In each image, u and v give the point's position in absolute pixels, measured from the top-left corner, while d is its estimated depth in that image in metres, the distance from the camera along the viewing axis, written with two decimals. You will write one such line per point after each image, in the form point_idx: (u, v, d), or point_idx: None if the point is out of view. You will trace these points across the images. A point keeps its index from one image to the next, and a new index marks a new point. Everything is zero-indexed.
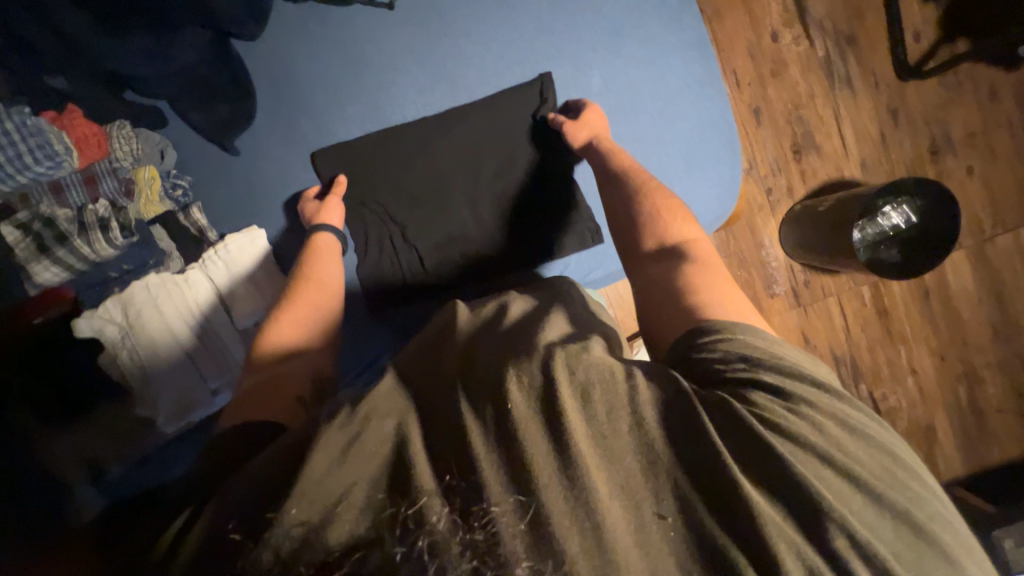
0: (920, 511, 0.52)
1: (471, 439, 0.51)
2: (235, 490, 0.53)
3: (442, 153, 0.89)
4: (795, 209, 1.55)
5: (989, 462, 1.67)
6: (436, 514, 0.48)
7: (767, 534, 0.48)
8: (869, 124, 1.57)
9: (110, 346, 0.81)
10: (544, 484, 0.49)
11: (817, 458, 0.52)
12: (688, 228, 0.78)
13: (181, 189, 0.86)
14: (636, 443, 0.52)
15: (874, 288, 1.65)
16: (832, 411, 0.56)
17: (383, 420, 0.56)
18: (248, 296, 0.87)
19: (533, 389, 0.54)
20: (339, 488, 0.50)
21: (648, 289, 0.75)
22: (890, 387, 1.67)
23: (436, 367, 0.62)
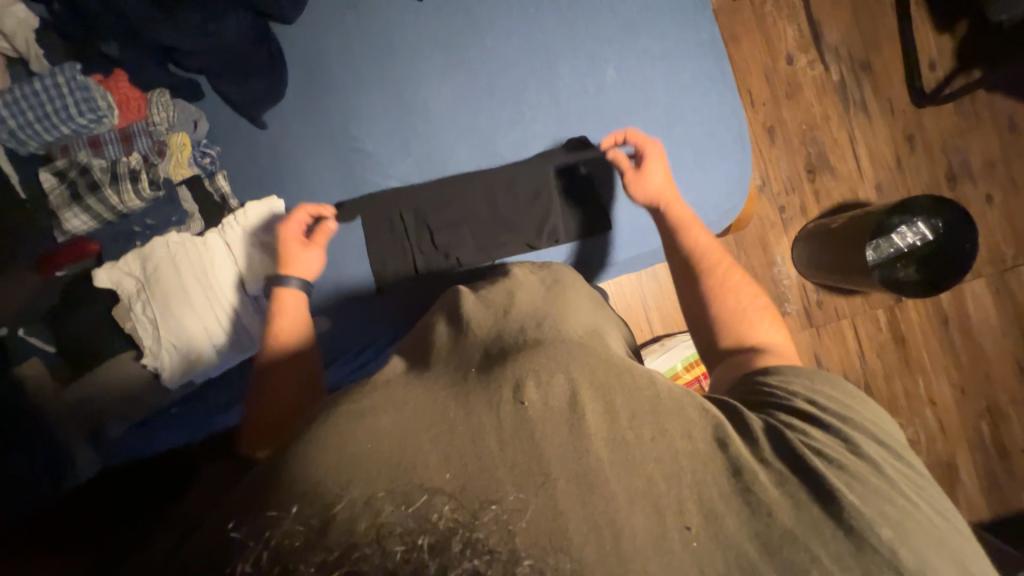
0: (962, 555, 0.50)
1: (485, 432, 0.50)
2: (233, 500, 0.49)
3: (461, 174, 0.89)
4: (809, 227, 1.55)
5: (1014, 506, 1.58)
6: (440, 508, 0.44)
7: (793, 541, 0.47)
8: (885, 149, 1.58)
9: (127, 297, 0.81)
10: (559, 487, 0.48)
11: (867, 494, 0.51)
12: (766, 322, 0.74)
13: (209, 159, 0.89)
14: (658, 453, 0.51)
15: (891, 313, 1.61)
16: (884, 456, 0.56)
17: (391, 413, 0.53)
18: (262, 264, 0.86)
19: (554, 392, 0.53)
20: (342, 477, 0.47)
21: (729, 347, 0.74)
22: (908, 419, 1.60)
23: (457, 364, 0.61)
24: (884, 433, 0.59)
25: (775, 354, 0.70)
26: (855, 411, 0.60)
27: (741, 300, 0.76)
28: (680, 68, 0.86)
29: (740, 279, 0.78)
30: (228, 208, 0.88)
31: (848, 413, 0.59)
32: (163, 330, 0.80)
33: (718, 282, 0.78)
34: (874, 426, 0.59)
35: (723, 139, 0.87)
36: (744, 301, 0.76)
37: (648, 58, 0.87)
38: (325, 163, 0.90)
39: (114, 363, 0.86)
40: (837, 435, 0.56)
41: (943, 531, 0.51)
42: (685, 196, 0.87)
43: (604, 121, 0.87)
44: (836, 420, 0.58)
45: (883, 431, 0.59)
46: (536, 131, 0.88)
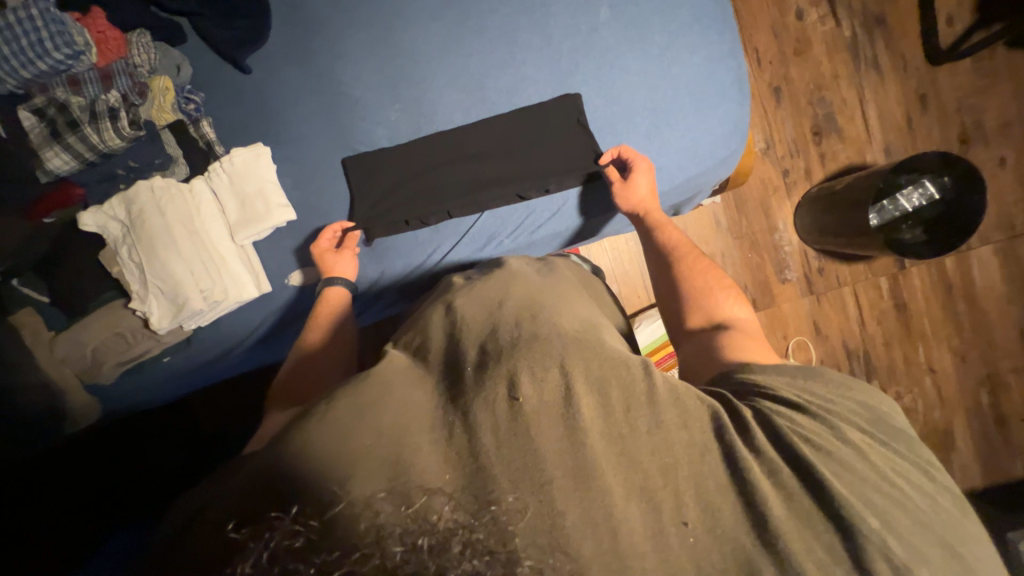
0: (956, 543, 0.49)
1: (480, 432, 0.50)
2: (232, 495, 0.48)
3: (446, 140, 0.86)
4: (813, 192, 1.52)
5: (1009, 473, 1.58)
6: (439, 510, 0.44)
7: (784, 537, 0.48)
8: (895, 109, 1.52)
9: (114, 242, 0.80)
10: (556, 482, 0.48)
11: (857, 482, 0.51)
12: (732, 300, 0.74)
13: (194, 105, 0.86)
14: (654, 445, 0.52)
15: (893, 280, 1.58)
16: (887, 451, 0.55)
17: (386, 406, 0.53)
18: (249, 211, 0.86)
19: (547, 385, 0.53)
20: (341, 476, 0.47)
21: (697, 327, 0.74)
22: (906, 386, 1.59)
23: (448, 354, 0.61)
24: (891, 421, 0.57)
25: (733, 326, 0.72)
26: (850, 404, 0.58)
27: (710, 282, 0.78)
28: (678, 4, 0.83)
29: (706, 265, 0.80)
30: (214, 155, 0.87)
31: (845, 408, 0.57)
32: (150, 276, 0.80)
33: (685, 266, 0.79)
34: (875, 423, 0.57)
35: (722, 81, 0.83)
36: (709, 283, 0.78)
37: None
38: (311, 113, 0.88)
39: (107, 310, 0.86)
40: (835, 427, 0.54)
41: (937, 521, 0.50)
42: (680, 143, 0.84)
43: (596, 63, 0.83)
44: (824, 411, 0.56)
45: (890, 419, 0.58)
46: (527, 74, 0.84)
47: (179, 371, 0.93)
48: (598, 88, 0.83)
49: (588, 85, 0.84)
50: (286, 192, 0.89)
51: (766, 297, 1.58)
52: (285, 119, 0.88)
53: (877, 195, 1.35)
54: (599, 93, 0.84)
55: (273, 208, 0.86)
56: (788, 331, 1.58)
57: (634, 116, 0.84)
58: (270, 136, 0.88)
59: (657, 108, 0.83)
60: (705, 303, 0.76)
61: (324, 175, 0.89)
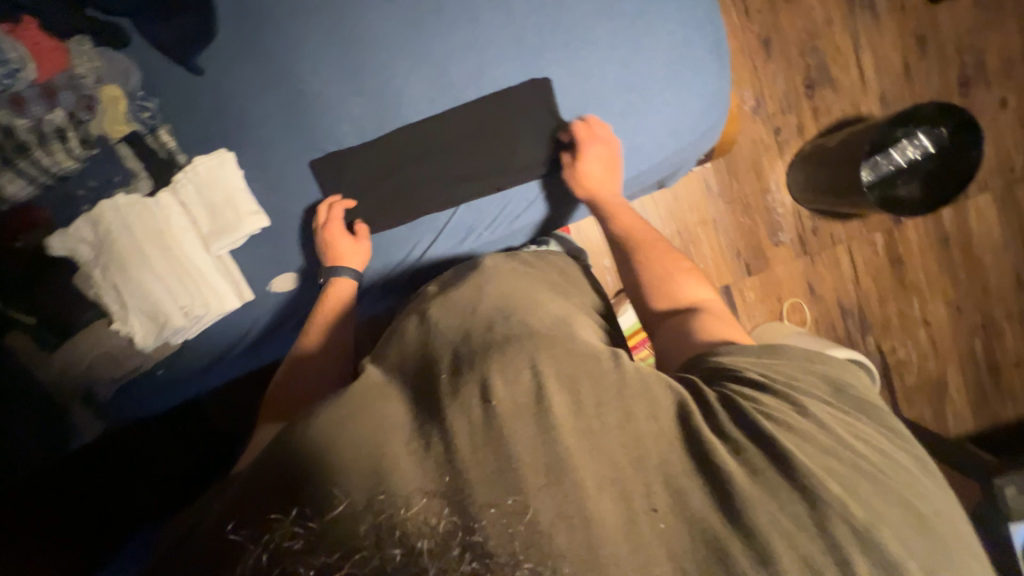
0: (916, 502, 0.51)
1: (456, 440, 0.49)
2: (225, 506, 0.50)
3: (411, 134, 0.83)
4: (806, 147, 1.46)
5: (1001, 417, 1.60)
6: (425, 515, 0.46)
7: (752, 515, 0.47)
8: (892, 54, 1.45)
9: (85, 264, 0.78)
10: (529, 480, 0.47)
11: (816, 453, 0.51)
12: (692, 283, 0.75)
13: (149, 112, 0.83)
14: (624, 438, 0.51)
15: (888, 235, 1.56)
16: (855, 421, 0.56)
17: (364, 414, 0.53)
18: (221, 221, 0.84)
19: (519, 385, 0.53)
20: (325, 485, 0.48)
21: (664, 313, 0.73)
22: (900, 339, 1.59)
23: (421, 353, 0.61)
24: (854, 389, 0.59)
25: (698, 308, 0.72)
26: (814, 378, 0.59)
27: (669, 266, 0.78)
28: None
29: (664, 249, 0.79)
30: (176, 164, 0.83)
31: (808, 383, 0.58)
32: (127, 296, 0.80)
33: (646, 256, 0.78)
34: (841, 393, 0.58)
35: (698, 49, 0.79)
36: (668, 268, 0.77)
37: None
38: (270, 114, 0.84)
39: (91, 333, 0.85)
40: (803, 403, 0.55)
41: (898, 487, 0.51)
42: (656, 120, 0.80)
43: (564, 38, 0.78)
44: (787, 388, 0.57)
45: (853, 387, 0.59)
46: (492, 56, 0.80)
47: (174, 381, 0.94)
48: (568, 65, 0.79)
49: (558, 63, 0.79)
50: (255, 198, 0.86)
51: (760, 261, 1.56)
52: (244, 121, 0.84)
53: (872, 148, 1.28)
54: (569, 71, 0.79)
55: (243, 217, 0.84)
56: (782, 293, 1.57)
57: (608, 94, 0.79)
58: (231, 141, 0.85)
59: (631, 83, 0.79)
60: (671, 288, 0.75)
61: (292, 178, 0.86)
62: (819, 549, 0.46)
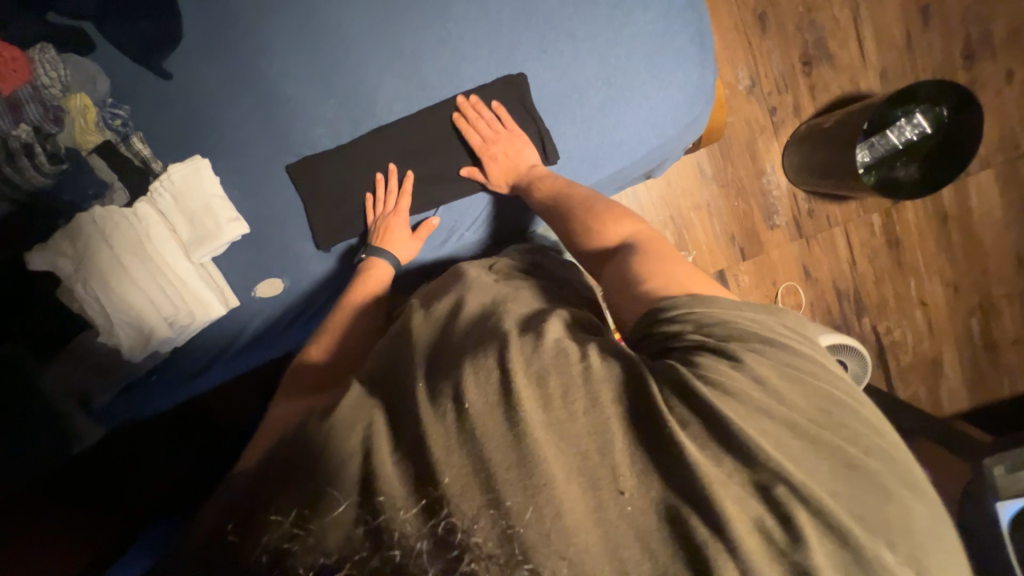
0: (880, 478, 0.48)
1: (433, 443, 0.47)
2: (214, 522, 0.49)
3: (384, 135, 0.81)
4: (801, 129, 1.42)
5: (997, 396, 1.60)
6: (412, 521, 0.44)
7: (715, 499, 0.44)
8: (893, 27, 1.39)
9: (66, 278, 0.78)
10: (501, 476, 0.45)
11: (767, 428, 0.49)
12: (622, 225, 0.71)
13: (121, 120, 0.81)
14: (592, 427, 0.48)
15: (886, 215, 1.53)
16: (818, 391, 0.52)
17: (345, 416, 0.51)
18: (200, 230, 0.83)
19: (489, 383, 0.49)
20: (309, 494, 0.47)
21: (605, 269, 0.69)
22: (896, 321, 1.58)
23: (391, 350, 0.60)
24: (803, 351, 0.55)
25: (644, 253, 0.67)
26: (767, 342, 0.54)
27: (604, 214, 0.73)
28: None
29: (604, 203, 0.75)
30: (152, 173, 0.82)
31: (763, 349, 0.54)
32: (111, 309, 0.79)
33: (588, 212, 0.74)
34: (799, 359, 0.54)
35: (679, 40, 0.76)
36: (602, 216, 0.73)
37: None
38: (242, 119, 0.83)
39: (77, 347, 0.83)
40: (778, 382, 0.51)
41: (876, 466, 0.49)
42: (636, 115, 0.78)
43: (540, 31, 0.76)
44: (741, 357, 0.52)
45: (801, 348, 0.55)
46: (466, 51, 0.78)
47: (159, 377, 0.90)
48: (545, 59, 0.76)
49: (534, 57, 0.77)
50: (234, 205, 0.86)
51: (755, 245, 1.54)
52: (216, 125, 0.83)
53: (869, 130, 1.27)
54: (545, 65, 0.77)
55: (223, 226, 0.83)
56: (777, 277, 1.55)
57: (586, 88, 0.77)
58: (205, 146, 0.83)
59: (610, 77, 0.76)
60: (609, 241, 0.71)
61: (268, 183, 0.85)
62: (781, 534, 0.45)
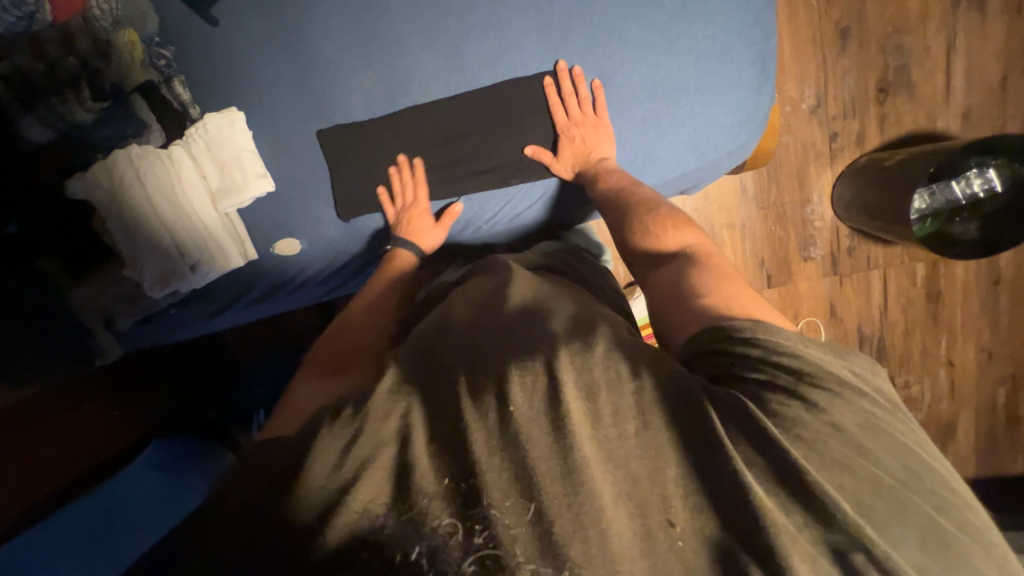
0: (971, 558, 0.44)
1: (473, 440, 0.47)
2: (246, 494, 0.48)
3: (418, 115, 0.80)
4: (861, 161, 1.33)
5: (1005, 471, 1.54)
6: (452, 516, 0.45)
7: (778, 550, 0.43)
8: (988, 65, 1.26)
9: (100, 210, 0.82)
10: (545, 486, 0.45)
11: (845, 483, 0.46)
12: (682, 232, 0.68)
13: (164, 60, 0.82)
14: (641, 449, 0.47)
15: (932, 267, 1.44)
16: (898, 448, 0.48)
17: (393, 400, 0.52)
18: (228, 180, 0.85)
19: (534, 389, 0.50)
20: (351, 471, 0.47)
21: (660, 277, 0.66)
22: (917, 377, 1.51)
23: (428, 339, 0.60)
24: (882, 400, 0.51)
25: (701, 265, 0.64)
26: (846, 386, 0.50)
27: (661, 220, 0.70)
28: None
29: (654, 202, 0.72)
30: (189, 119, 0.84)
31: (845, 395, 0.49)
32: (139, 244, 0.84)
33: (649, 218, 0.71)
34: (878, 408, 0.50)
35: (738, 60, 0.71)
36: (658, 221, 0.70)
37: None
38: (280, 77, 0.82)
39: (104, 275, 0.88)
40: (855, 432, 0.47)
41: (950, 523, 0.46)
42: (679, 134, 0.74)
43: (592, 30, 0.72)
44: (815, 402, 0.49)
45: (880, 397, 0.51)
46: (513, 40, 0.74)
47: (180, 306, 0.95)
48: (591, 61, 0.73)
49: (583, 57, 0.73)
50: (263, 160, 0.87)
51: (784, 275, 1.47)
52: (256, 80, 0.83)
53: (933, 176, 1.17)
54: (592, 68, 0.73)
55: (249, 180, 0.85)
56: (800, 311, 1.49)
57: (630, 98, 0.73)
58: (243, 99, 0.84)
59: (657, 90, 0.72)
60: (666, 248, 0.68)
61: (298, 145, 0.86)
62: None
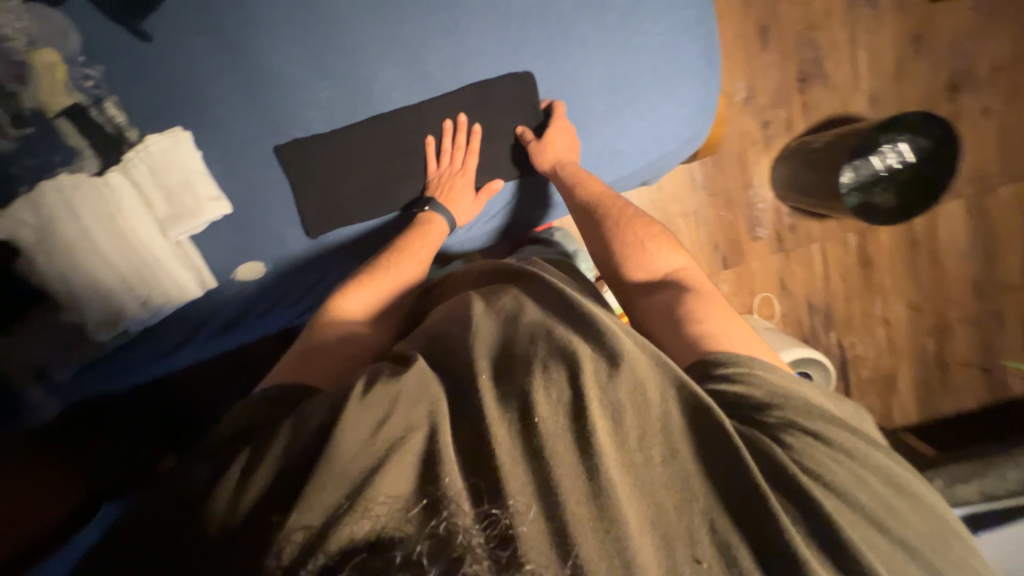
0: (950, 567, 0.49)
1: (497, 449, 0.51)
2: (270, 473, 0.52)
3: (382, 124, 0.79)
4: (790, 146, 1.47)
5: (940, 412, 1.71)
6: (468, 509, 0.48)
7: (779, 544, 0.48)
8: (887, 52, 1.41)
9: (26, 248, 0.73)
10: (572, 511, 0.49)
11: (823, 464, 0.52)
12: (665, 250, 0.73)
13: (93, 81, 0.75)
14: (667, 477, 0.52)
15: (861, 236, 1.59)
16: (880, 460, 0.54)
17: (419, 402, 0.55)
18: (177, 206, 0.79)
19: (553, 398, 0.54)
20: (374, 465, 0.51)
21: (646, 296, 0.71)
22: (859, 336, 1.66)
23: (448, 350, 0.64)
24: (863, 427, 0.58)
25: (687, 291, 0.69)
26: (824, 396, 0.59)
27: (643, 235, 0.75)
28: None
29: (635, 215, 0.77)
30: (126, 141, 0.77)
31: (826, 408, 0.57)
32: (80, 282, 0.76)
33: (630, 235, 0.75)
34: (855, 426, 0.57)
35: (686, 54, 0.76)
36: (640, 234, 0.75)
37: None
38: (227, 93, 0.78)
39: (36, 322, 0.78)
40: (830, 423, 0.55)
41: (924, 531, 0.51)
42: (640, 126, 0.78)
43: (549, 32, 0.74)
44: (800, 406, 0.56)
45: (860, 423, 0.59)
46: (472, 44, 0.75)
47: (124, 350, 0.86)
48: (550, 63, 0.75)
49: (541, 59, 0.75)
50: (215, 182, 0.82)
51: (736, 255, 1.58)
52: (199, 98, 0.78)
53: (854, 152, 1.30)
54: (551, 69, 0.75)
55: (204, 205, 0.80)
56: (755, 288, 1.61)
57: (591, 95, 0.76)
58: (187, 118, 0.79)
59: (615, 85, 0.75)
60: (651, 264, 0.73)
61: (252, 164, 0.81)
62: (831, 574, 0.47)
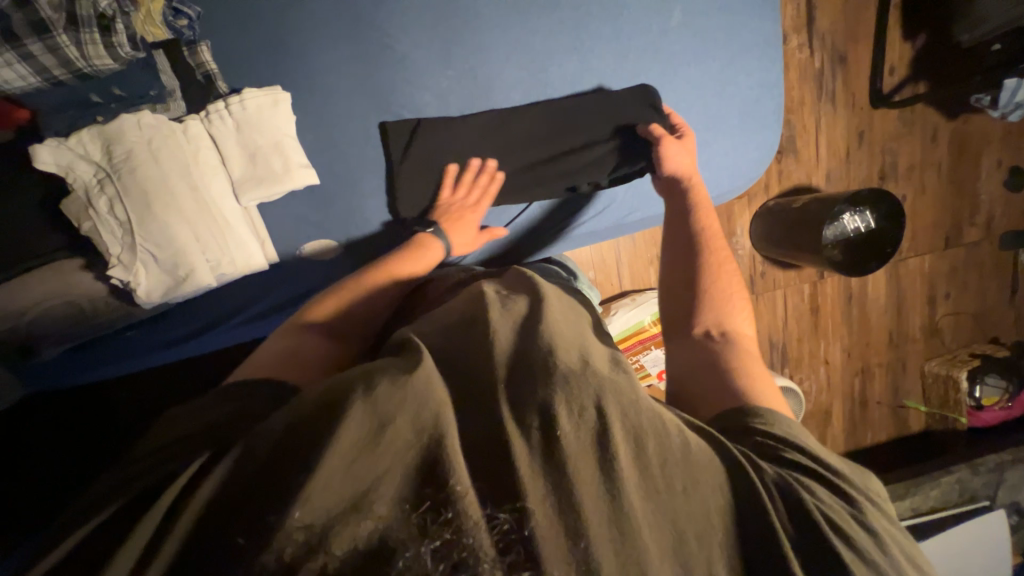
0: None
1: (515, 458, 0.41)
2: (221, 476, 0.41)
3: (503, 120, 0.82)
4: (769, 204, 1.70)
5: (861, 443, 2.01)
6: (481, 519, 0.39)
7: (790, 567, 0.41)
8: (840, 141, 1.73)
9: (83, 189, 0.62)
10: (594, 532, 0.40)
11: (822, 495, 0.46)
12: (744, 314, 0.68)
13: (186, 20, 0.66)
14: (691, 506, 0.43)
15: (812, 287, 1.87)
16: (875, 504, 0.49)
17: (423, 403, 0.42)
18: (262, 169, 0.71)
19: (583, 419, 0.43)
20: (360, 476, 0.39)
21: (696, 339, 0.65)
22: (806, 373, 1.92)
23: (439, 341, 0.51)
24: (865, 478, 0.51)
25: (746, 354, 0.63)
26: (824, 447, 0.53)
27: (728, 286, 0.70)
28: (743, 24, 0.88)
29: (726, 267, 0.72)
30: (215, 92, 0.70)
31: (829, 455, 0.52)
32: (137, 237, 0.64)
33: (711, 277, 0.71)
34: (855, 471, 0.51)
35: (766, 109, 0.92)
36: (730, 287, 0.70)
37: (718, 11, 0.87)
38: (341, 64, 0.75)
39: (57, 278, 0.67)
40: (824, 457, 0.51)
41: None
42: (723, 160, 0.92)
43: (662, 67, 0.86)
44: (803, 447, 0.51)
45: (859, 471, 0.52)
46: (593, 65, 0.84)
47: (138, 328, 0.78)
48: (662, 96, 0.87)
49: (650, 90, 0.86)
50: (303, 149, 0.76)
51: None
52: (307, 64, 0.74)
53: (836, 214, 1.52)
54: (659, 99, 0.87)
55: (288, 170, 0.72)
56: None
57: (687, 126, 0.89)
58: (291, 80, 0.74)
59: (708, 122, 0.89)
60: (726, 318, 0.67)
61: (350, 137, 0.78)
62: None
